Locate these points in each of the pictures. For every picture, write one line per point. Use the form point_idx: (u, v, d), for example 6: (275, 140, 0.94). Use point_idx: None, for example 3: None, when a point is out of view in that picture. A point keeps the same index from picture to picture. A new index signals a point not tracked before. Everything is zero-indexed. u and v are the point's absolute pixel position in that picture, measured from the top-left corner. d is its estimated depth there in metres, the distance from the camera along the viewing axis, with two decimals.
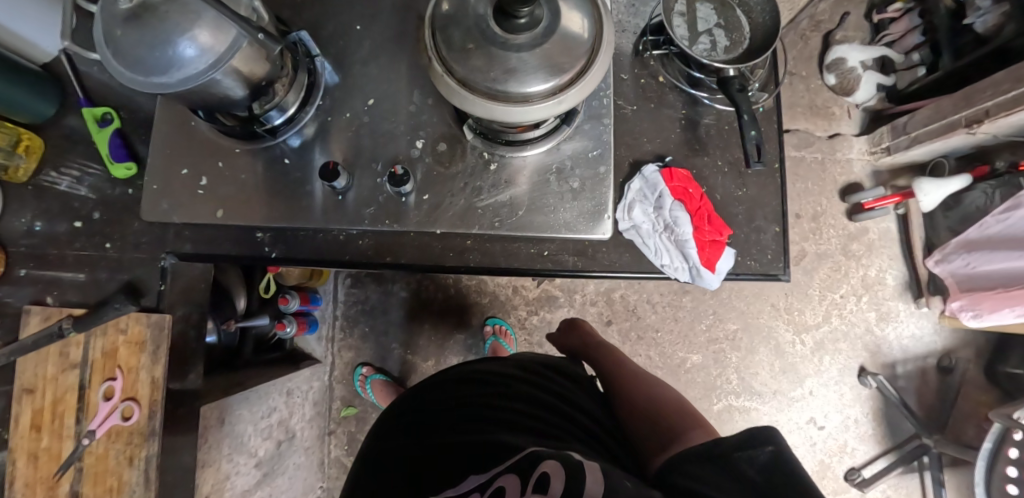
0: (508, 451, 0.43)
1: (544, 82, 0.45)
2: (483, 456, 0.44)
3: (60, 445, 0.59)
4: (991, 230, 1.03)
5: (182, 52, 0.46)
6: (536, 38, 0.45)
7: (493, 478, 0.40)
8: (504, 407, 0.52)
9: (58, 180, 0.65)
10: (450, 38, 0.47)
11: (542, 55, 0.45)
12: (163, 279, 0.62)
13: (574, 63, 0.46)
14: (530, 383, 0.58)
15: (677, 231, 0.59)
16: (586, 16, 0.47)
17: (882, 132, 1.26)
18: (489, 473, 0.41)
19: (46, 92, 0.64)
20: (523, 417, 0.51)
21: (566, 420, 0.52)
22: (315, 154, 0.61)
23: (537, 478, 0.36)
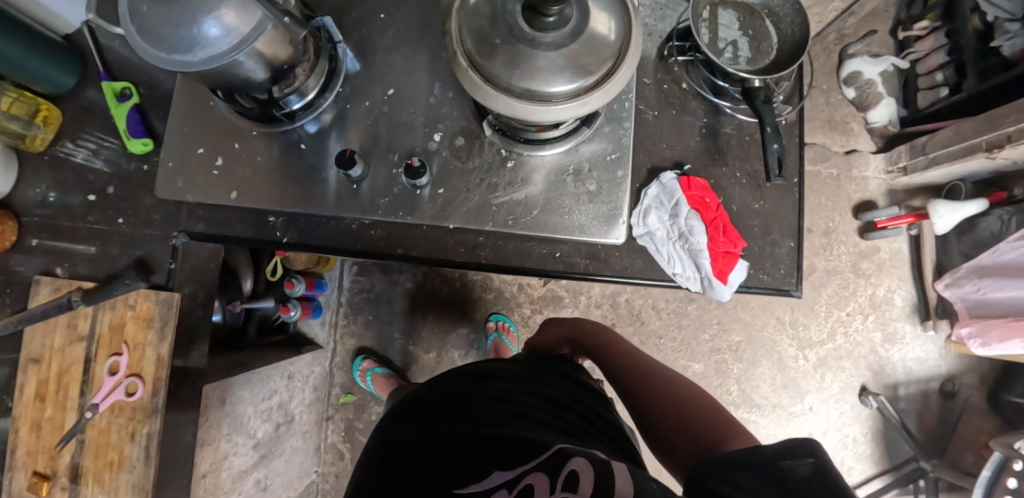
0: (531, 448, 0.45)
1: (569, 83, 0.45)
2: (503, 447, 0.46)
3: (64, 417, 0.59)
4: (1004, 257, 1.03)
5: (206, 31, 0.45)
6: (564, 38, 0.44)
7: (521, 475, 0.42)
8: (515, 397, 0.53)
9: (75, 152, 0.65)
10: (477, 33, 0.46)
11: (568, 55, 0.44)
12: (173, 257, 0.61)
13: (600, 65, 0.45)
14: (535, 372, 0.59)
15: (691, 240, 0.59)
16: (615, 18, 0.46)
17: (900, 151, 1.24)
18: (515, 470, 0.42)
19: (68, 62, 0.64)
20: (534, 409, 0.52)
21: (574, 414, 0.54)
22: (332, 141, 0.61)
23: (567, 478, 0.40)
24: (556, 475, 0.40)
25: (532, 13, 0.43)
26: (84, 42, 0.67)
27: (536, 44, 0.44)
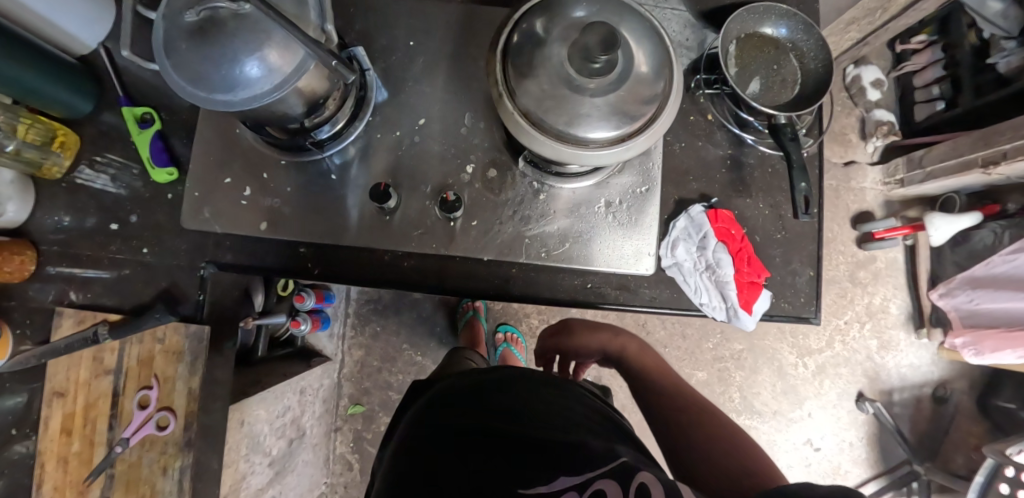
0: (590, 454, 0.46)
1: (614, 128, 0.46)
2: (556, 447, 0.46)
3: (92, 451, 0.58)
4: (997, 269, 1.08)
5: (249, 72, 0.45)
6: (609, 84, 0.45)
7: (589, 479, 0.43)
8: (553, 401, 0.54)
9: (93, 178, 0.64)
10: (522, 77, 0.47)
11: (613, 101, 0.45)
12: (202, 289, 0.60)
13: (644, 111, 0.46)
14: (561, 379, 0.60)
15: (718, 272, 0.60)
16: (656, 64, 0.47)
17: (897, 163, 1.26)
18: (583, 475, 0.43)
19: (87, 86, 0.63)
20: (560, 405, 0.54)
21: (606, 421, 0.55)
22: (362, 170, 0.61)
23: (638, 488, 0.42)
24: (626, 488, 0.42)
25: (579, 61, 0.43)
26: (100, 63, 0.65)
27: (580, 93, 0.45)
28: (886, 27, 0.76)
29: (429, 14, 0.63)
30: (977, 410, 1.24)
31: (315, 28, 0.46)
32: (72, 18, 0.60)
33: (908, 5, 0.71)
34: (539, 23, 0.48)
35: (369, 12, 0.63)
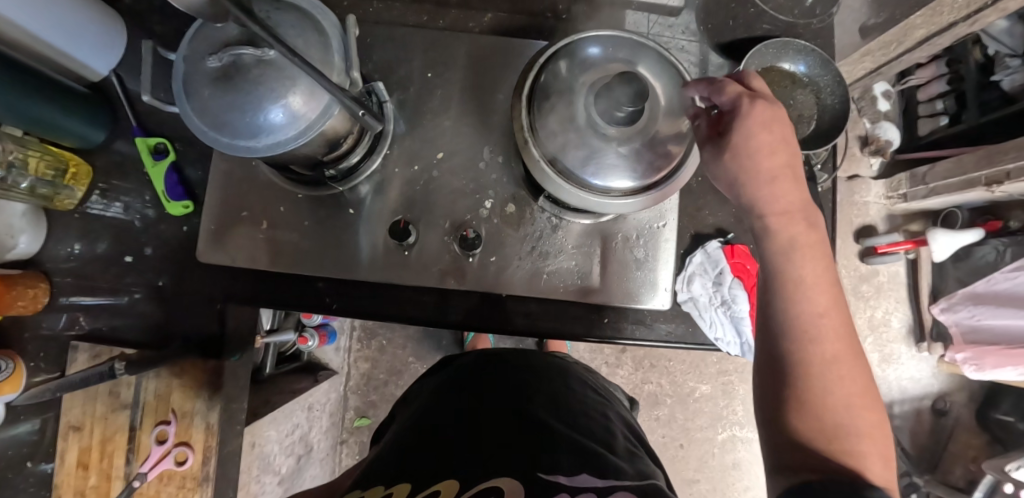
0: (621, 469, 0.43)
1: (638, 179, 0.46)
2: (586, 460, 0.43)
3: (110, 485, 0.58)
4: (997, 286, 1.10)
5: (273, 118, 0.44)
6: (633, 133, 0.45)
7: (613, 484, 0.39)
8: (592, 428, 0.52)
9: (106, 208, 0.63)
10: (548, 124, 0.47)
11: (637, 152, 0.46)
12: (222, 325, 0.60)
13: (669, 161, 0.47)
14: (605, 412, 0.57)
15: (733, 307, 0.61)
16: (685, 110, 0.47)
17: (900, 179, 1.26)
18: (607, 479, 0.40)
19: (104, 117, 0.62)
20: (599, 434, 0.51)
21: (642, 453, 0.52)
22: (378, 204, 0.60)
23: None
24: None
25: (606, 108, 0.43)
26: (112, 91, 0.64)
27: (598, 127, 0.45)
28: (897, 58, 0.78)
29: (447, 47, 0.62)
30: (975, 422, 1.27)
31: (339, 72, 0.45)
32: (84, 46, 0.58)
33: (924, 39, 0.72)
34: (566, 64, 0.48)
35: (386, 42, 0.62)
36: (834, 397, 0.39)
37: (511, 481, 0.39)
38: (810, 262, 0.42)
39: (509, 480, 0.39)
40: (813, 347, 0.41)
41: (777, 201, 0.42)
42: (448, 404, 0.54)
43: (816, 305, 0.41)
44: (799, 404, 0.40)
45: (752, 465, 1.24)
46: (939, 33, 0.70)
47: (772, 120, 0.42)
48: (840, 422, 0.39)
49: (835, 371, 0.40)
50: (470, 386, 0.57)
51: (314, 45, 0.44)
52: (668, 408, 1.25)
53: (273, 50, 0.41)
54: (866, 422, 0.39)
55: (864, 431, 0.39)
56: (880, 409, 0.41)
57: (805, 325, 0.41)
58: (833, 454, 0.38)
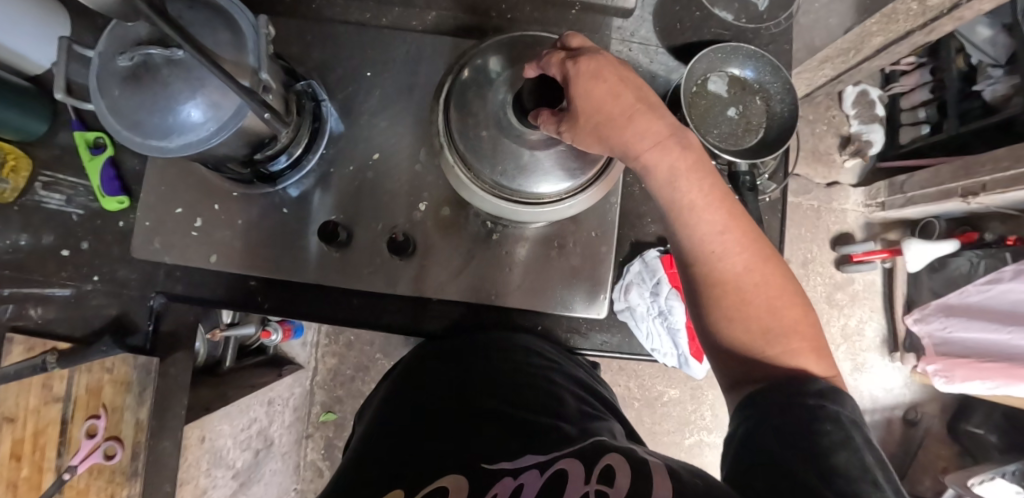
0: (565, 439, 0.42)
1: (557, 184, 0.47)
2: (531, 441, 0.41)
3: (40, 477, 0.58)
4: (970, 299, 1.06)
5: (185, 117, 0.43)
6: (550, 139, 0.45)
7: (553, 459, 0.37)
8: (540, 391, 0.50)
9: (47, 199, 0.63)
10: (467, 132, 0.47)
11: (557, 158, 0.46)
12: (151, 319, 0.62)
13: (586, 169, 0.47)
14: (555, 365, 0.55)
15: (669, 318, 0.61)
16: None
17: (879, 187, 1.20)
18: (550, 455, 0.38)
19: (41, 111, 0.61)
20: (552, 400, 0.49)
21: (597, 412, 0.50)
22: (317, 204, 0.61)
23: (602, 468, 0.35)
24: (591, 463, 0.36)
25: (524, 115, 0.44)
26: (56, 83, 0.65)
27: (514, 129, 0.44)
28: (858, 65, 0.77)
29: (389, 48, 0.63)
30: (947, 434, 1.25)
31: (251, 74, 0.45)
32: (23, 40, 0.58)
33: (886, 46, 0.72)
34: (495, 61, 0.49)
35: (327, 42, 0.63)
36: (757, 314, 0.43)
37: (456, 477, 0.37)
38: (690, 188, 0.43)
39: (453, 475, 0.37)
40: (731, 271, 0.43)
41: (650, 140, 0.42)
42: (400, 400, 0.52)
43: (714, 229, 0.43)
44: (729, 322, 0.44)
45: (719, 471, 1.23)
46: (897, 41, 0.69)
47: (599, 73, 0.41)
48: (774, 332, 0.42)
49: (750, 284, 0.43)
50: (418, 373, 0.55)
51: (225, 43, 0.43)
52: (635, 412, 1.24)
53: (181, 49, 0.40)
54: (794, 320, 0.43)
55: (793, 328, 0.42)
56: (799, 296, 0.44)
57: (712, 248, 0.43)
58: (770, 356, 0.42)
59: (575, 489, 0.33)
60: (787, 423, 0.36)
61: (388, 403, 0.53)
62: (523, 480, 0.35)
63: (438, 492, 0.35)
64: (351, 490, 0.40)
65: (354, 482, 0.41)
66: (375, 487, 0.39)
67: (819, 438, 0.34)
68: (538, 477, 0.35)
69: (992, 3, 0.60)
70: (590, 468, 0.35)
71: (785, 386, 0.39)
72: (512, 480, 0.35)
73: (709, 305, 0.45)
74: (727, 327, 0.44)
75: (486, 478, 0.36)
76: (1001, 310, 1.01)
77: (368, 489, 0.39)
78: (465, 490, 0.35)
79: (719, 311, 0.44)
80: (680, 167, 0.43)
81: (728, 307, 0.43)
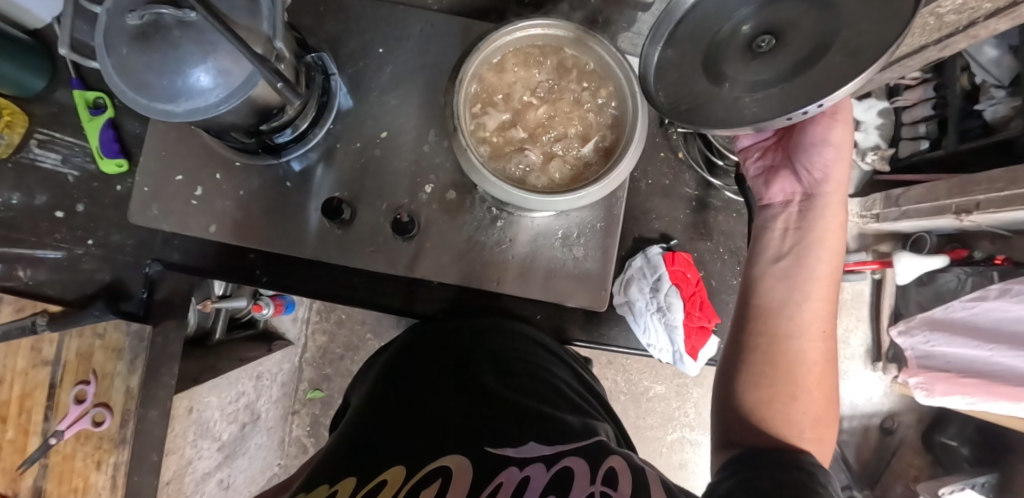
0: (568, 429, 0.42)
1: (620, 158, 0.49)
2: (542, 429, 0.42)
3: (25, 441, 0.57)
4: (955, 315, 1.06)
5: (193, 82, 0.42)
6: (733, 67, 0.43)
7: (560, 454, 0.38)
8: (543, 383, 0.51)
9: (42, 158, 0.61)
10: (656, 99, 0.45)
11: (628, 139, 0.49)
12: (146, 286, 0.62)
13: (626, 148, 0.49)
14: (556, 359, 0.56)
15: (668, 315, 0.60)
16: (632, 153, 0.49)
17: (875, 198, 1.13)
18: (553, 446, 0.39)
19: (4, 50, 0.54)
20: (559, 395, 0.50)
21: (594, 409, 0.51)
22: (318, 180, 0.60)
23: (606, 470, 0.36)
24: (595, 464, 0.37)
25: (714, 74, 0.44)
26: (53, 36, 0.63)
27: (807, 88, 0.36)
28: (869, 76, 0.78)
29: (405, 24, 0.62)
30: (921, 444, 1.25)
31: (266, 41, 0.44)
32: None
33: (897, 60, 0.71)
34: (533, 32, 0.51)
35: (340, 15, 0.62)
36: (808, 396, 0.47)
37: (456, 458, 0.38)
38: (810, 262, 0.49)
39: (456, 456, 0.38)
40: (808, 351, 0.48)
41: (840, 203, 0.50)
42: (401, 371, 0.52)
43: (818, 308, 0.48)
44: (779, 391, 0.47)
45: (698, 467, 1.25)
46: (909, 55, 0.70)
47: None
48: (806, 407, 0.47)
49: (806, 370, 0.48)
50: (421, 349, 0.55)
51: (240, 7, 0.42)
52: (620, 406, 1.25)
53: (194, 12, 0.39)
54: (819, 413, 0.47)
55: (820, 420, 0.47)
56: (833, 402, 0.48)
57: (820, 329, 0.48)
58: (803, 439, 0.45)
59: (580, 489, 0.34)
60: (785, 477, 0.38)
61: (388, 373, 0.53)
62: (529, 472, 0.36)
63: (441, 471, 0.36)
64: (351, 457, 0.40)
65: (353, 447, 0.42)
66: (377, 455, 0.40)
67: (793, 486, 0.37)
68: (544, 472, 0.36)
69: (1007, 23, 0.60)
70: (594, 469, 0.36)
71: (780, 453, 0.41)
72: (517, 470, 0.36)
73: (768, 380, 0.48)
74: (771, 383, 0.47)
75: (492, 465, 0.37)
76: (984, 327, 1.02)
77: (368, 456, 0.40)
78: (468, 474, 0.36)
79: (772, 385, 0.47)
80: (836, 227, 0.50)
81: (783, 383, 0.47)
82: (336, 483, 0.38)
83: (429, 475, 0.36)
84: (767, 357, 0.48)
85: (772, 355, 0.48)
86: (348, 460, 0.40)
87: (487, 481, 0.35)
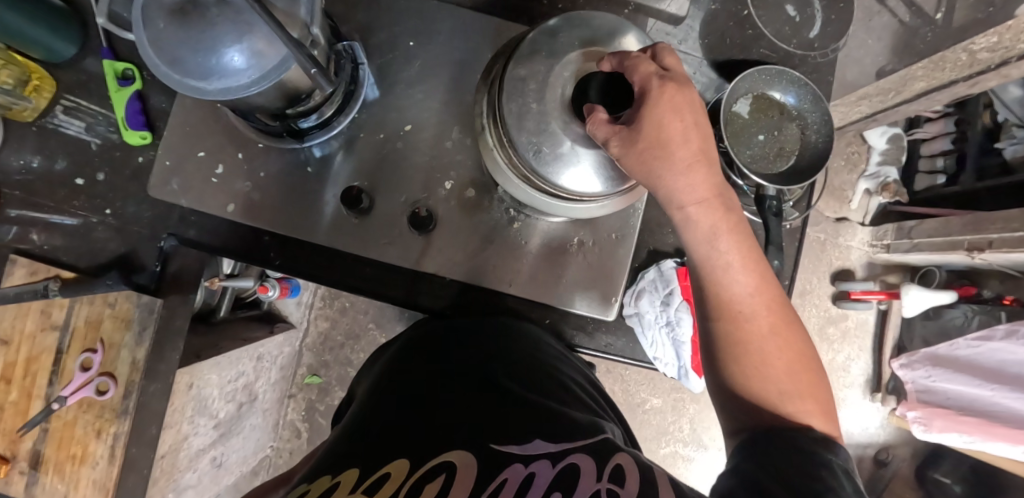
0: (575, 425, 0.42)
1: None
2: (547, 424, 0.42)
3: (28, 404, 0.59)
4: (958, 352, 1.06)
5: (226, 62, 0.42)
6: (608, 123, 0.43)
7: (566, 452, 0.38)
8: (549, 379, 0.51)
9: (66, 125, 0.62)
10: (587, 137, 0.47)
11: None
12: (159, 259, 0.61)
13: None
14: (564, 357, 0.56)
15: (676, 329, 0.63)
16: None
17: (886, 228, 1.13)
18: (559, 444, 0.39)
19: (40, 16, 0.55)
20: (566, 392, 0.50)
21: (600, 408, 0.51)
22: (339, 168, 0.60)
23: (613, 469, 0.36)
24: (601, 463, 0.36)
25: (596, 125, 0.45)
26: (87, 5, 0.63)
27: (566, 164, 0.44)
28: (894, 107, 0.78)
29: (437, 20, 0.62)
30: (914, 478, 1.24)
31: (302, 26, 0.44)
32: None
33: (926, 92, 0.71)
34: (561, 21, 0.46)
35: (373, 5, 0.62)
36: (779, 368, 0.42)
37: (461, 453, 0.37)
38: (713, 213, 0.43)
39: (461, 452, 0.38)
40: (763, 318, 0.43)
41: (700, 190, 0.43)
42: (406, 365, 0.52)
43: (751, 284, 0.43)
44: (750, 374, 0.42)
45: (688, 483, 1.25)
46: (937, 89, 0.70)
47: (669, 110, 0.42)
48: (780, 376, 0.42)
49: (766, 342, 0.43)
50: (427, 343, 0.55)
51: None
52: None
53: None
54: (803, 384, 0.42)
55: (801, 388, 0.42)
56: (814, 363, 0.44)
57: (764, 299, 0.43)
58: (790, 413, 0.41)
59: (586, 487, 0.34)
60: (778, 458, 0.35)
61: (393, 367, 0.53)
62: (534, 469, 0.35)
63: (445, 466, 0.36)
64: (353, 450, 0.40)
65: (356, 441, 0.41)
66: (378, 450, 0.39)
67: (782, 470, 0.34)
68: (550, 468, 0.36)
69: None
70: (601, 466, 0.36)
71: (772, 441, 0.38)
72: (522, 466, 0.36)
73: (733, 367, 0.44)
74: (735, 368, 0.43)
75: (496, 461, 0.37)
76: (987, 367, 1.01)
77: (372, 449, 0.40)
78: (472, 469, 0.36)
79: (739, 368, 0.43)
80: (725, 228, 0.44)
81: (745, 363, 0.43)
82: (338, 475, 0.38)
83: (433, 469, 0.36)
84: (722, 344, 0.44)
85: (720, 344, 0.44)
86: (353, 453, 0.40)
87: (492, 478, 0.35)
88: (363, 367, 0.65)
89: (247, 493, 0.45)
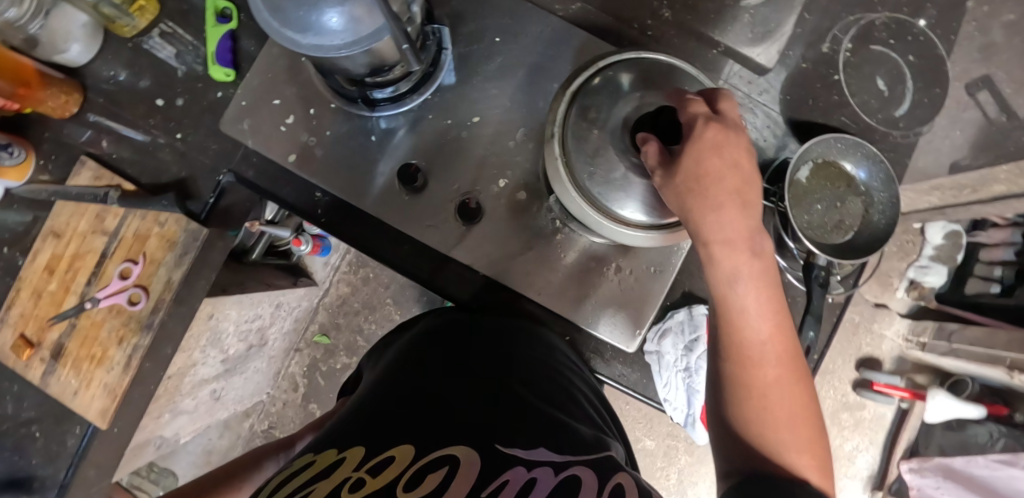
0: (580, 439, 0.42)
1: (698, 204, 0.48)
2: (553, 433, 0.41)
3: (64, 297, 0.62)
4: (975, 469, 1.01)
5: (325, 20, 0.44)
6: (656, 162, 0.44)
7: (568, 462, 0.37)
8: (560, 388, 0.50)
9: (159, 48, 0.65)
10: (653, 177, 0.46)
11: None
12: (214, 192, 0.64)
13: None
14: (575, 367, 0.56)
15: (694, 377, 0.61)
16: None
17: (926, 325, 1.08)
18: (564, 454, 0.38)
19: None
20: (574, 403, 0.49)
21: (606, 424, 0.51)
22: (401, 143, 0.61)
23: (614, 488, 0.35)
24: (601, 480, 0.36)
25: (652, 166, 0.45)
26: None
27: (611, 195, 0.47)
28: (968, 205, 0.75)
29: (527, 21, 0.63)
30: None
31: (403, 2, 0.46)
32: None
33: None
34: (628, 75, 0.49)
35: None
36: (781, 419, 0.40)
37: (464, 448, 0.38)
38: (739, 255, 0.40)
39: (465, 447, 0.38)
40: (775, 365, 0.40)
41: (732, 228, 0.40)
42: (422, 352, 0.53)
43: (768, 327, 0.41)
44: (752, 422, 0.40)
45: None
46: None
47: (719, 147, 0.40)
48: (782, 430, 0.40)
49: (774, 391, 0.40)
50: (445, 333, 0.56)
51: None
52: None
53: None
54: (805, 439, 0.40)
55: (804, 443, 0.40)
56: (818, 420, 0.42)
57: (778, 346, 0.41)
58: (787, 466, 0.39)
59: None
60: None
61: (409, 352, 0.54)
62: (536, 476, 0.35)
63: (448, 459, 0.37)
64: (359, 429, 0.41)
65: (364, 419, 0.42)
66: (387, 433, 0.40)
67: None
68: (551, 477, 0.35)
69: None
70: (602, 483, 0.35)
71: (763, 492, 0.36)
72: (524, 471, 0.36)
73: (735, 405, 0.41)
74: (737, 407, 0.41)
75: (497, 461, 0.37)
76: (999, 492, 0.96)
77: (381, 431, 0.40)
78: (475, 467, 0.36)
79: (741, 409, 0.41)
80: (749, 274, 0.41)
81: (749, 408, 0.41)
82: (344, 450, 0.38)
83: (436, 461, 0.36)
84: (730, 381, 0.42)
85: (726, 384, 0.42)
86: (360, 432, 0.40)
87: (492, 478, 0.35)
88: (380, 342, 0.66)
89: (248, 452, 0.46)
